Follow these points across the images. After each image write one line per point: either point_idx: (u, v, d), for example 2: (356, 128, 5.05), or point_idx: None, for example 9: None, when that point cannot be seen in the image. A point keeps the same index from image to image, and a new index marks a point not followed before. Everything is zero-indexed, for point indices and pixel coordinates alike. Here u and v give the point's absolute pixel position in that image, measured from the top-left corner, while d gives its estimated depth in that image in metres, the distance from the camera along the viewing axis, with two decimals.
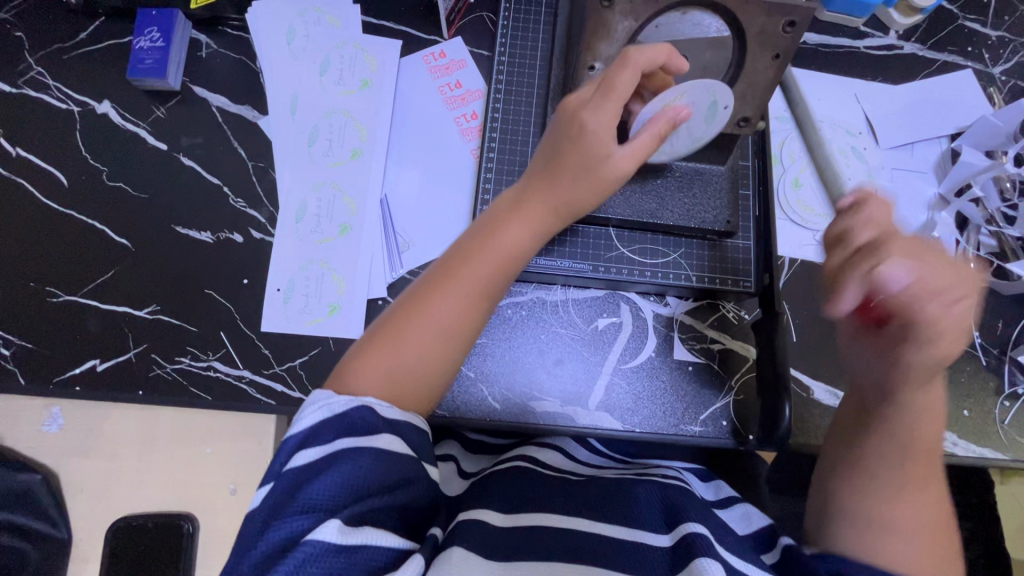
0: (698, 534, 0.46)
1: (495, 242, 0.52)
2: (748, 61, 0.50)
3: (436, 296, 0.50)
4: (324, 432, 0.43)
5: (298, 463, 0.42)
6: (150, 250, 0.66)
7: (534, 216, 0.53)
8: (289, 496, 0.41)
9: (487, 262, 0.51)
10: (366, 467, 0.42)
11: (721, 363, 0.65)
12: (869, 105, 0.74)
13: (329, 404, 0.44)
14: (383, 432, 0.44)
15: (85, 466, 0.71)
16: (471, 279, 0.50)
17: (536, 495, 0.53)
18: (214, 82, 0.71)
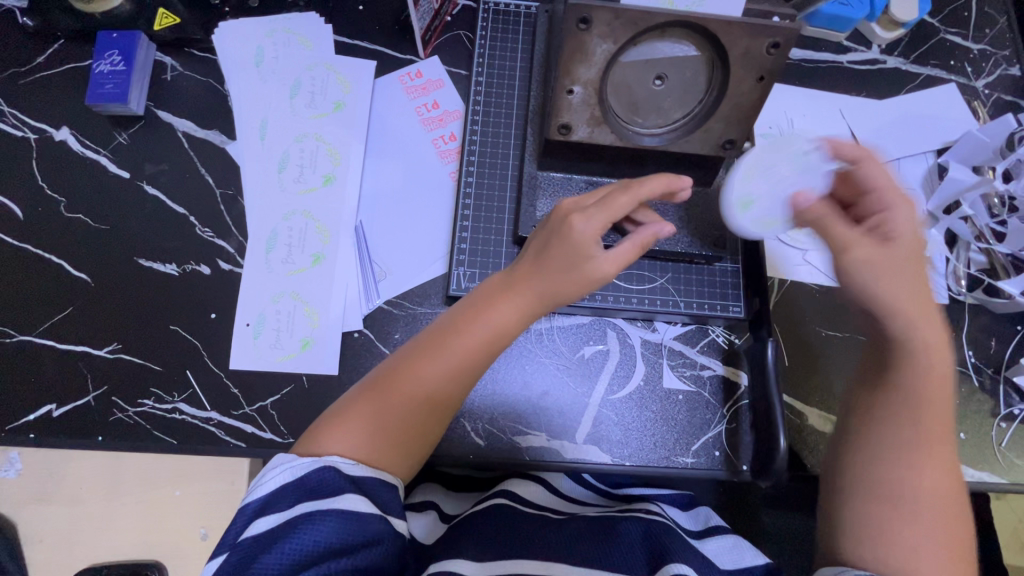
0: None
1: (478, 325, 0.49)
2: (731, 83, 0.48)
3: (418, 368, 0.49)
4: (282, 497, 0.43)
5: (256, 530, 0.43)
6: (111, 284, 0.62)
7: (521, 303, 0.50)
8: (245, 567, 0.41)
9: (470, 339, 0.49)
10: (323, 534, 0.42)
11: (711, 391, 0.63)
12: (854, 121, 0.73)
13: (290, 468, 0.44)
14: (348, 492, 0.44)
15: (46, 513, 0.67)
16: (453, 355, 0.49)
17: (517, 539, 0.51)
18: (179, 106, 0.68)
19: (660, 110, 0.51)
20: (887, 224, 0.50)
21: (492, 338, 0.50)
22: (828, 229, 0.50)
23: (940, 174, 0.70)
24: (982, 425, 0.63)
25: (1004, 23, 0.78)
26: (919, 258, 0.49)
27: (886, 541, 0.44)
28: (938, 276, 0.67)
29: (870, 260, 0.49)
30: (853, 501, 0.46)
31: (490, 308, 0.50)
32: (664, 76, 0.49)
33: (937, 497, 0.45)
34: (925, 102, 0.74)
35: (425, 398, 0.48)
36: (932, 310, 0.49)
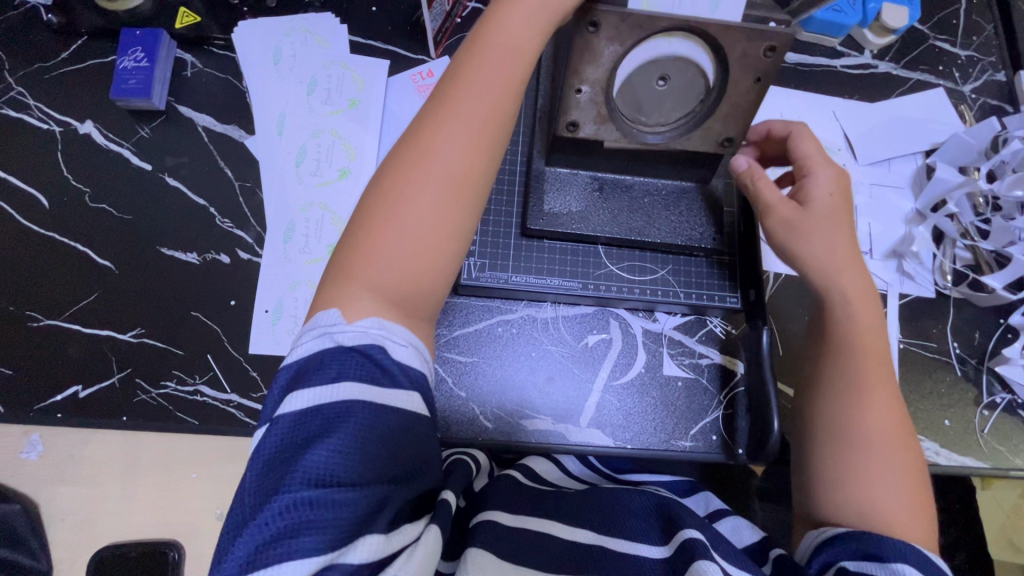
0: (695, 540, 0.47)
1: (458, 113, 0.46)
2: (729, 84, 0.51)
3: (433, 126, 0.46)
4: (326, 369, 0.40)
5: (295, 407, 0.39)
6: (134, 271, 0.65)
7: (495, 77, 0.47)
8: (291, 455, 0.38)
9: (480, 79, 0.47)
10: (379, 423, 0.39)
11: (709, 378, 0.66)
12: (847, 123, 0.76)
13: (331, 333, 0.42)
14: (404, 388, 0.41)
15: (68, 493, 0.69)
16: (464, 120, 0.46)
17: (538, 507, 0.53)
18: (200, 101, 0.71)
19: (661, 109, 0.54)
20: (806, 190, 0.57)
21: (502, 74, 0.47)
22: (757, 192, 0.59)
23: (929, 174, 0.74)
24: (966, 412, 0.67)
25: (990, 31, 0.81)
26: (841, 212, 0.57)
27: (851, 485, 0.50)
28: (926, 271, 0.71)
29: (787, 221, 0.57)
30: (827, 453, 0.52)
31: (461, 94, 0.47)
32: (667, 77, 0.52)
33: (885, 441, 0.51)
34: (915, 105, 0.77)
35: (448, 159, 0.45)
36: (860, 263, 0.56)
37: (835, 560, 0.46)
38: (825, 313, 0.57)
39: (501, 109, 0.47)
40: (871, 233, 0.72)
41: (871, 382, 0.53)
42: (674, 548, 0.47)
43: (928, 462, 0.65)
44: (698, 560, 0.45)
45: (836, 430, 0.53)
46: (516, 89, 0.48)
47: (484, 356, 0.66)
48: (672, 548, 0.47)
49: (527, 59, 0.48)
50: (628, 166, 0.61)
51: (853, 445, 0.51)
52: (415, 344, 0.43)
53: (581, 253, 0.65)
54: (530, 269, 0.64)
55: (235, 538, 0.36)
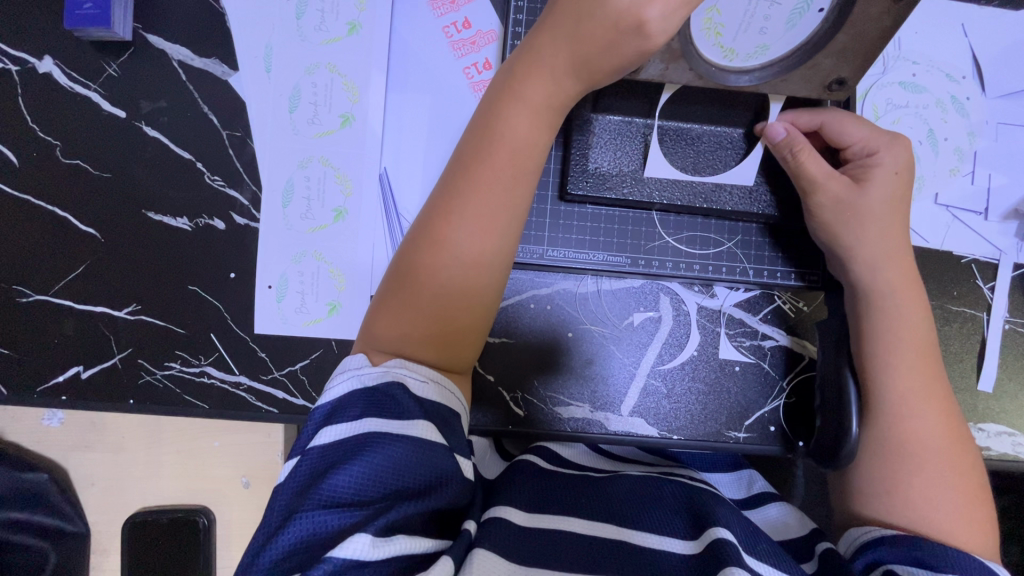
0: (727, 541, 0.39)
1: (462, 198, 0.44)
2: (858, 5, 0.38)
3: (444, 209, 0.44)
4: (351, 406, 0.39)
5: (324, 439, 0.38)
6: (121, 240, 0.58)
7: (496, 156, 0.44)
8: (312, 483, 0.36)
9: (496, 155, 0.44)
10: (396, 454, 0.37)
11: (772, 362, 0.57)
12: (979, 40, 0.59)
13: (359, 376, 0.40)
14: (419, 418, 0.38)
15: (93, 460, 0.68)
16: (475, 200, 0.44)
17: (561, 496, 0.46)
18: (171, 27, 0.58)
19: (757, 45, 0.41)
20: (865, 171, 0.49)
21: (518, 141, 0.44)
22: (799, 166, 0.48)
23: None
24: None
25: None
26: (896, 195, 0.48)
27: (903, 493, 0.44)
28: None
29: (836, 202, 0.48)
30: (868, 462, 0.47)
31: (466, 175, 0.44)
32: (743, 56, 0.42)
33: (933, 446, 0.45)
34: None
35: (461, 250, 0.44)
36: (904, 251, 0.49)
37: (881, 562, 0.41)
38: (857, 311, 0.49)
39: (516, 187, 0.44)
40: (991, 188, 0.58)
41: (920, 384, 0.46)
42: (704, 545, 0.40)
43: (1015, 458, 0.57)
44: (728, 563, 0.37)
45: (884, 438, 0.46)
46: (534, 162, 0.45)
47: (513, 336, 0.58)
48: (701, 545, 0.40)
49: (536, 118, 0.44)
50: (698, 111, 0.49)
51: (899, 455, 0.45)
52: (434, 379, 0.42)
53: (632, 221, 0.56)
54: (570, 240, 0.56)
55: (251, 565, 0.35)
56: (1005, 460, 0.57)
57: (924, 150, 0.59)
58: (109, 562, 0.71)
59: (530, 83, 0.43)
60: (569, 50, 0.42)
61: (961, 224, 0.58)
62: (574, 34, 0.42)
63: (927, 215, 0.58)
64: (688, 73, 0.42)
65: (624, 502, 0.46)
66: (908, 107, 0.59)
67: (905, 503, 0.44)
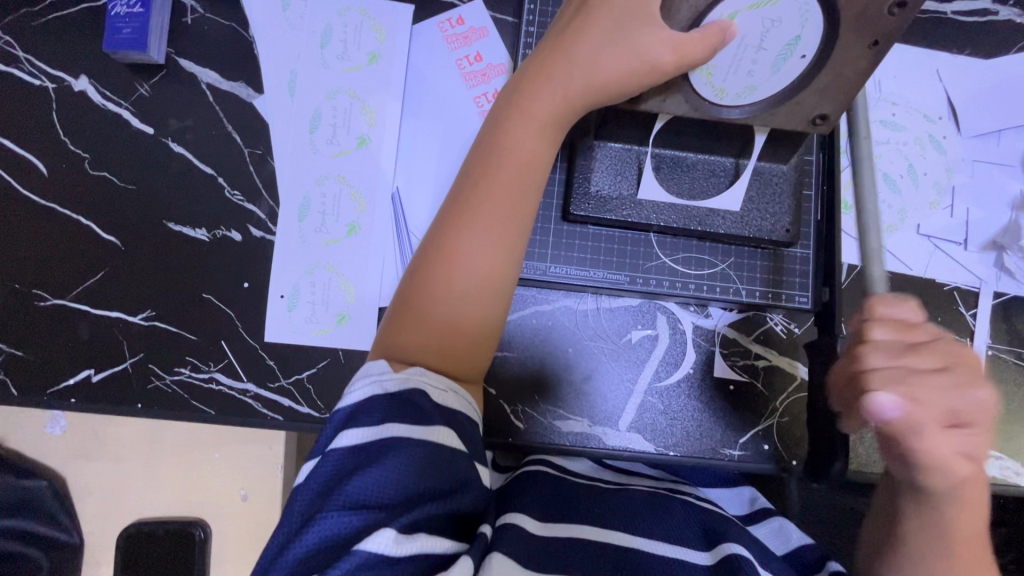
0: (740, 555, 0.41)
1: (473, 215, 0.47)
2: (836, 49, 0.41)
3: (455, 225, 0.47)
4: (373, 411, 0.39)
5: (346, 442, 0.38)
6: (141, 249, 0.60)
7: (506, 176, 0.47)
8: (334, 483, 0.37)
9: (506, 174, 0.47)
10: (417, 459, 0.38)
11: (765, 383, 0.59)
12: (952, 85, 0.64)
13: (382, 382, 0.41)
14: (438, 423, 0.40)
15: (92, 468, 0.68)
16: (487, 216, 0.47)
17: (574, 507, 0.47)
18: (202, 53, 0.62)
19: (746, 84, 0.44)
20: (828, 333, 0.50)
21: (528, 160, 0.47)
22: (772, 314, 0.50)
23: None
24: None
25: None
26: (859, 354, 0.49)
27: None
28: None
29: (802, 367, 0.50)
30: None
31: (478, 194, 0.47)
32: (734, 95, 0.45)
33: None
34: None
35: (472, 264, 0.46)
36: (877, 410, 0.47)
37: None
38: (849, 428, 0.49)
39: (524, 207, 0.48)
40: (969, 221, 0.62)
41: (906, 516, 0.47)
42: (717, 558, 0.42)
43: (1004, 482, 0.58)
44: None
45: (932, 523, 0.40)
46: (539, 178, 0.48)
47: (517, 349, 0.60)
48: (715, 558, 0.42)
49: (544, 138, 0.47)
50: (696, 142, 0.51)
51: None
52: (453, 390, 0.43)
53: (631, 242, 0.58)
54: (572, 258, 0.59)
55: (274, 561, 0.36)
56: (995, 484, 0.58)
57: (906, 183, 0.62)
58: (100, 573, 0.70)
59: (540, 107, 0.47)
60: (579, 75, 0.45)
61: (943, 254, 0.62)
62: (592, 65, 0.44)
63: (911, 245, 0.62)
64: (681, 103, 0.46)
65: (637, 513, 0.47)
66: (889, 143, 0.63)
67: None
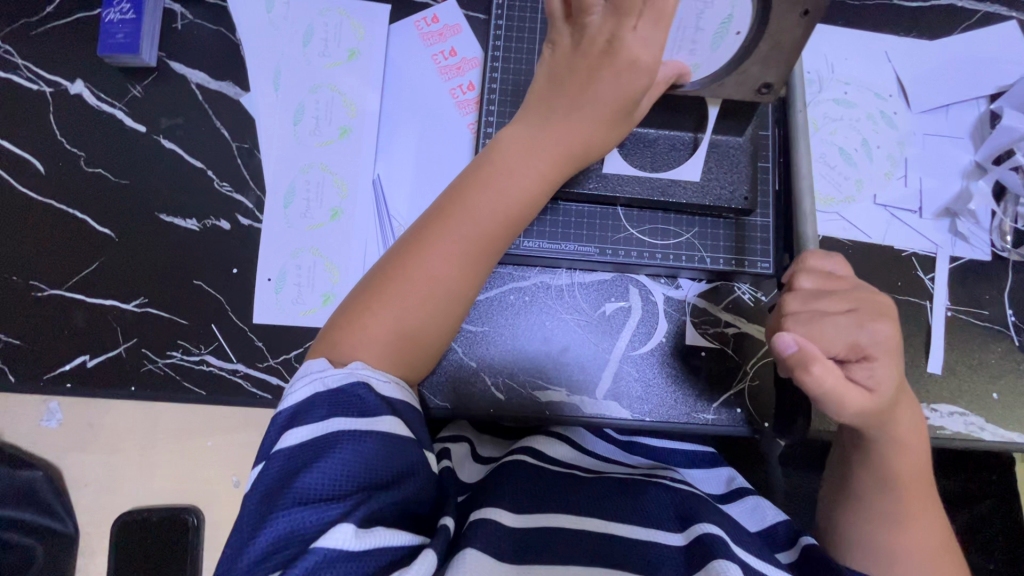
0: (714, 535, 0.43)
1: (451, 229, 0.48)
2: (772, 20, 0.45)
3: (432, 237, 0.48)
4: (317, 410, 0.42)
5: (293, 441, 0.41)
6: (134, 240, 0.63)
7: (487, 201, 0.49)
8: (285, 483, 0.39)
9: (485, 198, 0.49)
10: (364, 450, 0.40)
11: (735, 348, 0.62)
12: (900, 64, 0.68)
13: (323, 379, 0.43)
14: (385, 415, 0.42)
15: (85, 460, 0.69)
16: (460, 235, 0.48)
17: (551, 493, 0.48)
18: (192, 55, 0.66)
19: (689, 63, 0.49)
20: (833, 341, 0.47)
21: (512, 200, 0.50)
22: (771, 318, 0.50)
23: (993, 121, 0.66)
24: (1017, 385, 0.61)
25: None
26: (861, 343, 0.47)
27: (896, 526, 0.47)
28: (981, 231, 0.64)
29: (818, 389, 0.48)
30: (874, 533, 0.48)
31: (458, 208, 0.49)
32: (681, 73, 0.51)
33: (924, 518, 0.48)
34: (982, 42, 0.68)
35: (440, 274, 0.48)
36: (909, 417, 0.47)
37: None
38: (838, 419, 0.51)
39: (497, 235, 0.50)
40: (923, 190, 0.65)
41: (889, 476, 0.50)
42: (691, 538, 0.44)
43: (970, 438, 0.60)
44: (716, 557, 0.41)
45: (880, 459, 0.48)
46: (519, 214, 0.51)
47: (495, 324, 0.62)
48: (688, 538, 0.44)
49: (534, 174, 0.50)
50: (654, 119, 0.56)
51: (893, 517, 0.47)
52: (396, 380, 0.46)
53: (599, 216, 0.61)
54: (544, 233, 0.61)
55: (235, 564, 0.38)
56: (960, 438, 0.60)
57: (861, 157, 0.66)
58: (96, 563, 0.72)
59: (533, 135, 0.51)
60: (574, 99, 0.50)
61: (900, 222, 0.65)
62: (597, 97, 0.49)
63: (869, 214, 0.65)
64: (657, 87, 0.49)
65: (610, 499, 0.48)
66: (843, 120, 0.67)
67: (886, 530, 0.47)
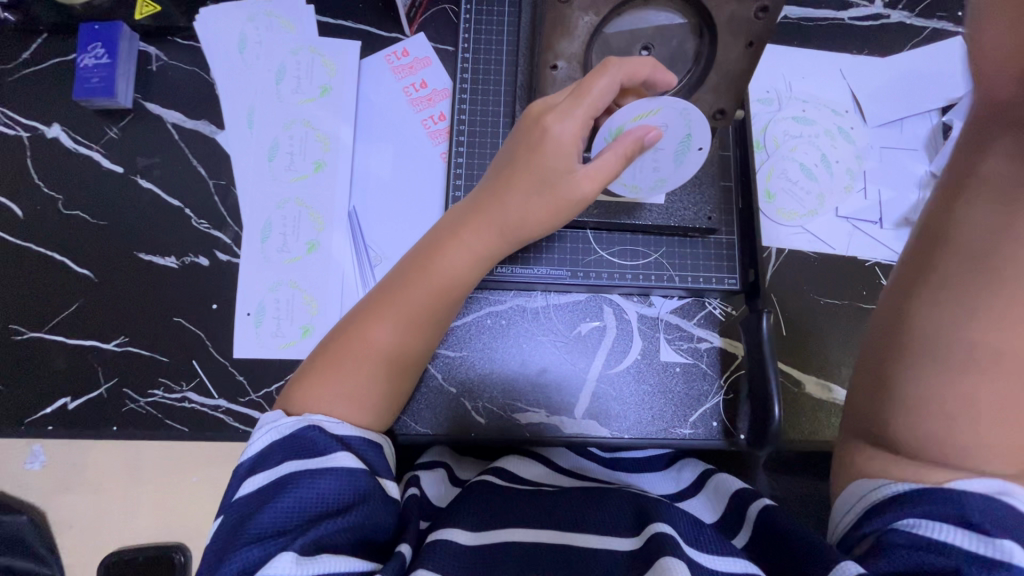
0: (667, 534, 0.43)
1: (397, 302, 0.51)
2: (720, 51, 0.47)
3: (381, 310, 0.51)
4: (270, 456, 0.43)
5: (249, 489, 0.42)
6: (113, 280, 0.64)
7: (430, 279, 0.52)
8: (239, 527, 0.40)
9: (430, 275, 0.51)
10: (314, 487, 0.41)
11: (709, 363, 0.63)
12: (855, 81, 0.70)
13: (278, 426, 0.45)
14: (338, 451, 0.43)
15: (70, 501, 0.69)
16: (406, 308, 0.51)
17: (513, 507, 0.49)
18: (167, 95, 0.67)
19: None
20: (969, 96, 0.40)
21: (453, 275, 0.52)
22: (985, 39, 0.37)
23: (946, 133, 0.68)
24: None
25: None
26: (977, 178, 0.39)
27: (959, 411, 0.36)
28: None
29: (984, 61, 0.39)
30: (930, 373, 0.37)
31: (404, 282, 0.51)
32: (647, 189, 0.52)
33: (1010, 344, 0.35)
34: (933, 57, 0.71)
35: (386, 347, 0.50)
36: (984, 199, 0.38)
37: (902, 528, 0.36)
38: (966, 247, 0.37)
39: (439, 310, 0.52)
40: (882, 201, 0.67)
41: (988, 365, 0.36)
42: (645, 539, 0.44)
43: None
44: (664, 553, 0.41)
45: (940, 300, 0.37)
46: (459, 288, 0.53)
47: (473, 349, 0.63)
48: (642, 539, 0.44)
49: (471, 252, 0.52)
50: None
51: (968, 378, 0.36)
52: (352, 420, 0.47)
53: (570, 240, 0.63)
54: (516, 258, 0.62)
55: None
56: None
57: (821, 171, 0.68)
58: None
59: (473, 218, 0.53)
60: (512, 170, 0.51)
61: (861, 233, 0.67)
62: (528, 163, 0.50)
63: (831, 227, 0.67)
64: (606, 152, 0.46)
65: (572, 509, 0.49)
66: (802, 137, 0.69)
67: (966, 415, 0.35)
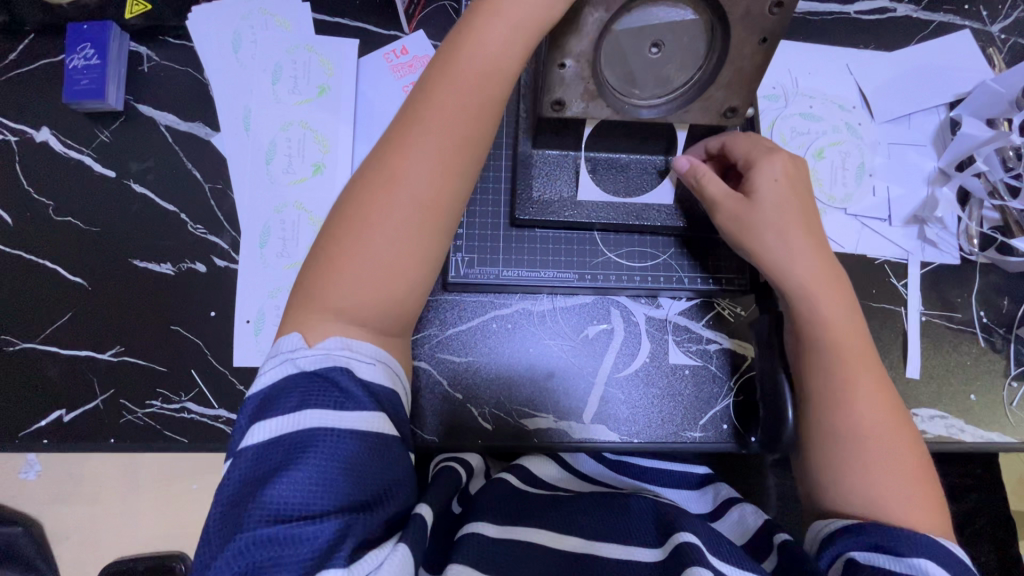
0: (691, 543, 0.42)
1: (410, 170, 0.44)
2: (732, 48, 0.46)
3: (384, 184, 0.44)
4: (290, 396, 0.40)
5: (267, 436, 0.39)
6: (107, 287, 0.62)
7: (440, 144, 0.45)
8: (258, 484, 0.37)
9: (433, 137, 0.45)
10: (343, 449, 0.38)
11: (718, 365, 0.62)
12: (862, 76, 0.69)
13: (296, 361, 0.41)
14: (366, 406, 0.40)
15: (65, 516, 0.68)
16: (419, 177, 0.44)
17: (532, 509, 0.49)
18: (160, 96, 0.66)
19: (660, 79, 0.49)
20: (752, 183, 0.53)
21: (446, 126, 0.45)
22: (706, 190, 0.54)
23: (953, 128, 0.67)
24: (991, 384, 0.62)
25: None
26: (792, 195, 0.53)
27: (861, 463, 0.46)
28: (949, 235, 0.65)
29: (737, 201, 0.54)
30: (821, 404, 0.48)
31: (408, 155, 0.45)
32: None
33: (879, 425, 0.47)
34: (939, 51, 0.70)
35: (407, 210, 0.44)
36: (827, 266, 0.51)
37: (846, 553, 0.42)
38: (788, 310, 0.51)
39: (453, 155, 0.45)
40: (890, 198, 0.66)
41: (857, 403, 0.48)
42: (669, 551, 0.43)
43: (952, 440, 0.61)
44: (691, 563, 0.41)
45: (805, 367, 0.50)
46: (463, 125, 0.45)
47: (480, 352, 0.62)
48: (666, 551, 0.43)
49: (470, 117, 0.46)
50: (625, 144, 0.57)
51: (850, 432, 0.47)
52: (380, 363, 0.44)
53: (577, 242, 0.62)
54: (523, 262, 0.61)
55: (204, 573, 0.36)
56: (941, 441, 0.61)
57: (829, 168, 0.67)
58: None
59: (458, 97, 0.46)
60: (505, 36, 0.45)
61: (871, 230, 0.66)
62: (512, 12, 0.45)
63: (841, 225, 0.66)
64: None
65: (590, 513, 0.48)
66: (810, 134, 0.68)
67: (852, 448, 0.46)
